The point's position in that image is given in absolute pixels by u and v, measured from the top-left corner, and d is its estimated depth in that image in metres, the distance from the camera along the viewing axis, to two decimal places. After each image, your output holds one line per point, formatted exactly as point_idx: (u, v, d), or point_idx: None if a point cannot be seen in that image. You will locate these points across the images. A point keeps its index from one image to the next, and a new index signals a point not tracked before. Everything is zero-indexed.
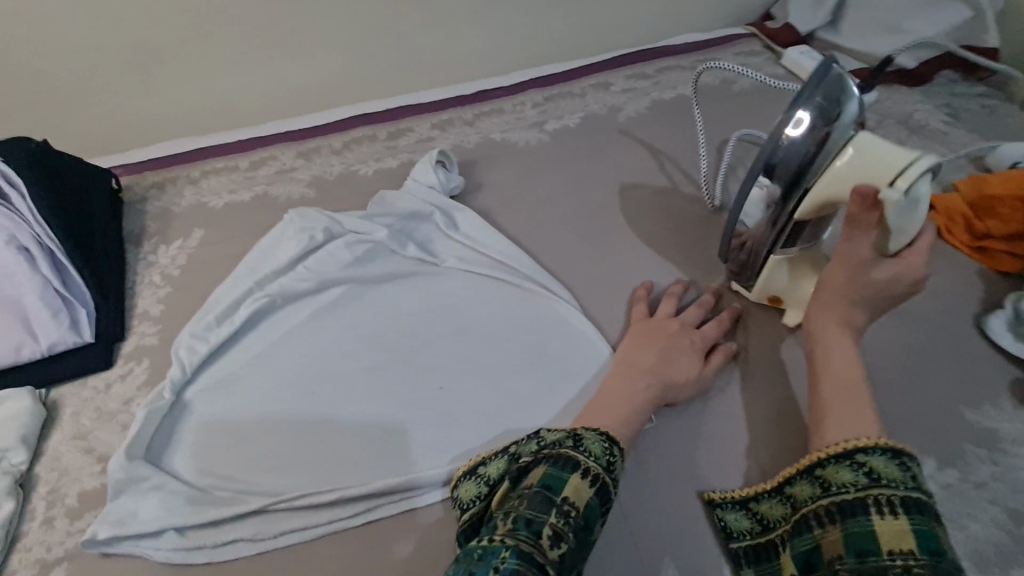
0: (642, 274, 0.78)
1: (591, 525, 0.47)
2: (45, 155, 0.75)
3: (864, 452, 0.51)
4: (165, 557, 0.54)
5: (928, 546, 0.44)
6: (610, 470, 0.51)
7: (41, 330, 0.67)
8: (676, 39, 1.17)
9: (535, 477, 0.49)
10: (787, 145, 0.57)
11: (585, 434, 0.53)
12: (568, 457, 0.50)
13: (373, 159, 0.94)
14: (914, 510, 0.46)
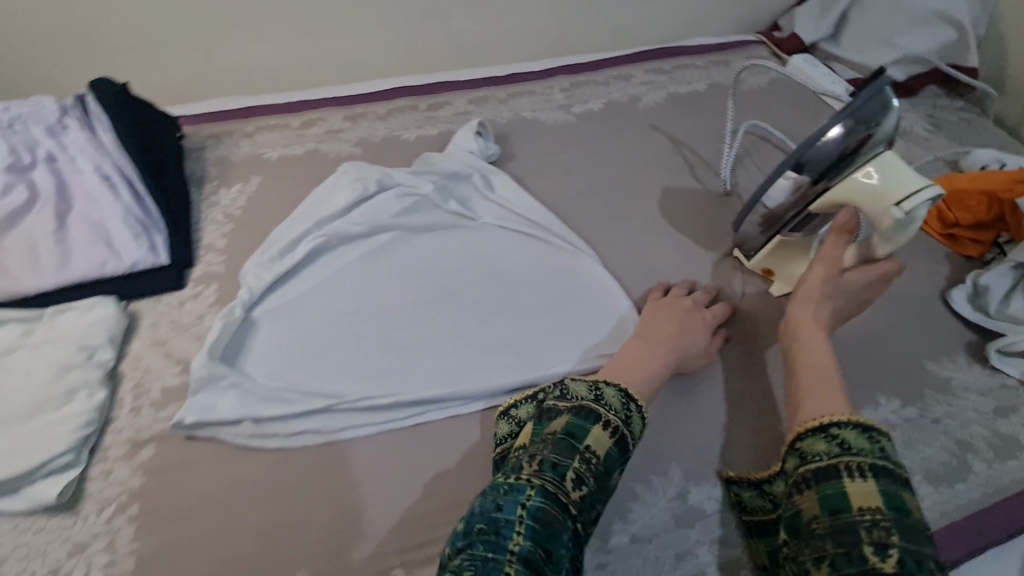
0: (657, 239, 0.87)
1: (611, 471, 0.52)
2: (125, 95, 0.81)
3: (835, 425, 0.52)
4: (244, 441, 0.63)
5: (894, 505, 0.46)
6: (628, 424, 0.55)
7: (124, 251, 0.75)
8: (693, 41, 1.28)
9: (557, 427, 0.52)
10: (820, 148, 0.66)
11: (604, 391, 0.56)
12: (587, 408, 0.54)
13: (415, 127, 1.03)
14: (881, 473, 0.48)
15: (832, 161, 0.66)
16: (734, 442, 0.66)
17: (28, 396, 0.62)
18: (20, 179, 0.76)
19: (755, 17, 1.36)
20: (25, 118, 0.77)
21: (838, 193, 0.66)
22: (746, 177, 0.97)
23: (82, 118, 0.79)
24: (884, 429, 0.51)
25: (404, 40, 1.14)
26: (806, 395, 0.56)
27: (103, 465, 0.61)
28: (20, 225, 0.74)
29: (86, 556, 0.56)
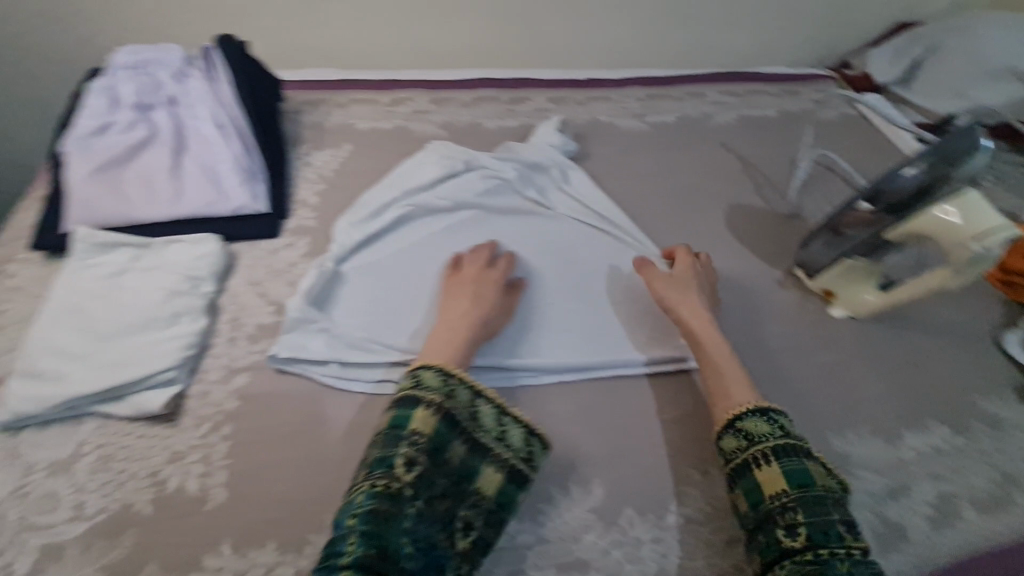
0: (723, 250, 0.90)
1: (441, 446, 0.56)
2: (246, 53, 0.88)
3: (739, 418, 0.61)
4: (330, 381, 0.67)
5: (797, 481, 0.55)
6: (451, 396, 0.58)
7: (230, 194, 0.80)
8: (766, 69, 1.30)
9: (415, 426, 0.55)
10: (893, 181, 0.71)
11: (458, 391, 0.59)
12: (448, 411, 0.57)
13: (496, 117, 1.08)
14: (784, 456, 0.57)
15: (908, 195, 0.70)
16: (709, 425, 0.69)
17: (139, 313, 0.67)
18: (144, 117, 0.83)
19: (826, 54, 1.39)
20: (159, 65, 0.87)
21: (912, 224, 0.69)
22: (811, 203, 0.99)
23: (206, 71, 0.87)
24: (778, 410, 0.61)
25: (491, 36, 1.20)
26: (723, 385, 0.65)
27: (200, 385, 0.65)
28: (139, 159, 0.80)
29: (182, 464, 0.59)
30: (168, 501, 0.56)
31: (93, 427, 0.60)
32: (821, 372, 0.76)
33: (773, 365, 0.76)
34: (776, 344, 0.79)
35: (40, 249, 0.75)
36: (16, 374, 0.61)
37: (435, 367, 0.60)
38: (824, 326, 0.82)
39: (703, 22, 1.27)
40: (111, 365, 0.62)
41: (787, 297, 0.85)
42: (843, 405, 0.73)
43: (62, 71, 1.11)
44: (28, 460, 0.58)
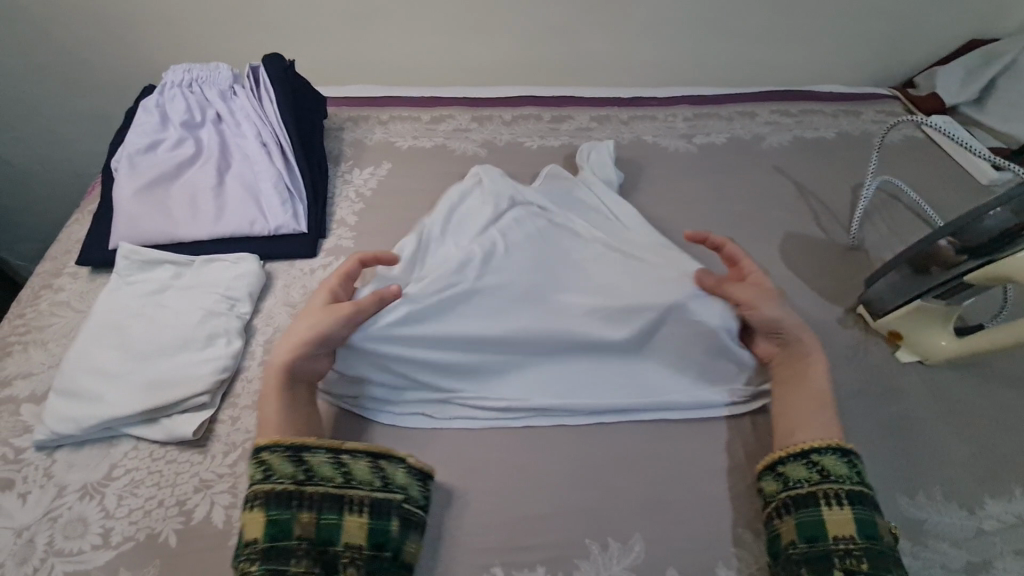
0: (778, 282, 0.84)
1: (283, 537, 0.52)
2: (291, 73, 0.89)
3: (818, 451, 0.58)
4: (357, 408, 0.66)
5: (866, 532, 0.54)
6: (268, 478, 0.54)
7: (271, 213, 0.80)
8: (823, 87, 1.22)
9: (251, 533, 0.52)
10: (985, 216, 0.64)
11: (268, 458, 0.55)
12: (273, 495, 0.53)
13: (537, 136, 1.05)
14: (858, 503, 0.55)
15: (990, 238, 0.64)
16: (749, 478, 0.63)
17: (175, 333, 0.66)
18: (190, 135, 0.84)
19: (890, 71, 1.31)
20: (205, 82, 0.88)
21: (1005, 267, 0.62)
22: (874, 234, 0.92)
23: (252, 88, 0.88)
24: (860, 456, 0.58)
25: (534, 54, 1.18)
26: (795, 420, 0.62)
27: (231, 410, 0.64)
28: (183, 177, 0.82)
29: (210, 494, 0.57)
30: (194, 533, 0.55)
31: (125, 449, 0.60)
32: (889, 423, 0.69)
33: (835, 413, 0.70)
34: (838, 389, 0.72)
35: (85, 265, 0.76)
36: (55, 393, 0.62)
37: (275, 446, 0.56)
38: (893, 370, 0.74)
39: (757, 37, 1.21)
40: (146, 387, 0.62)
41: (850, 336, 0.78)
42: (913, 463, 0.66)
43: (117, 87, 1.15)
44: (61, 481, 0.57)
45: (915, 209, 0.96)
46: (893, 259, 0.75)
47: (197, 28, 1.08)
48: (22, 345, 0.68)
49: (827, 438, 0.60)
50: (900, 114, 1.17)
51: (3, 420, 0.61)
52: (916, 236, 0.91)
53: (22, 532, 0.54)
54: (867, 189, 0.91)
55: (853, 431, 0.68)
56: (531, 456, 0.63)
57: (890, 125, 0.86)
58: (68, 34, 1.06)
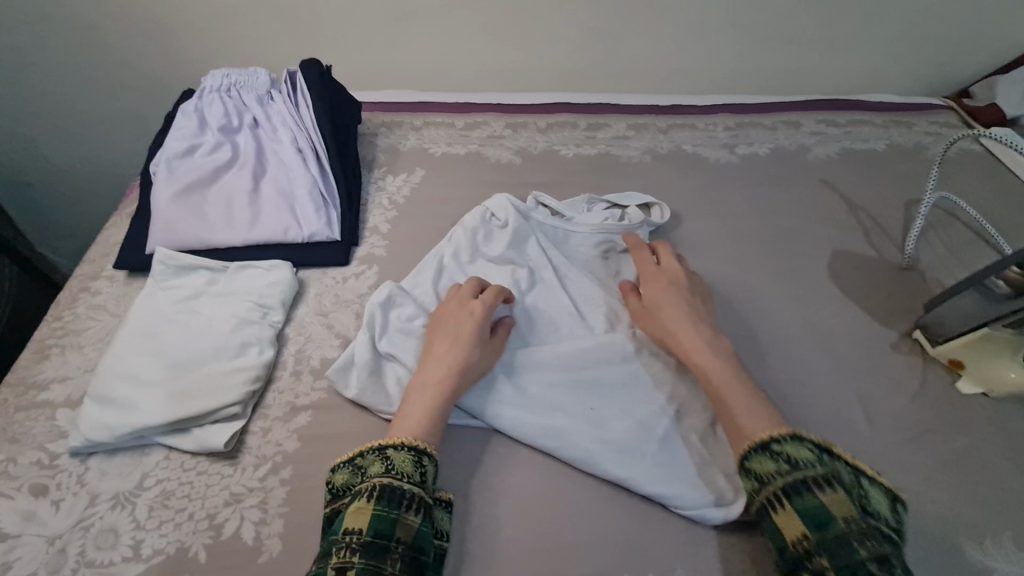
0: (825, 302, 0.80)
1: (387, 537, 0.47)
2: (328, 79, 0.89)
3: (746, 457, 0.54)
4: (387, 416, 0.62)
5: (816, 522, 0.47)
6: (390, 471, 0.51)
7: (306, 219, 0.80)
8: (872, 96, 1.17)
9: (355, 522, 0.47)
10: None
11: (392, 454, 0.52)
12: (387, 488, 0.50)
13: (573, 144, 1.02)
14: (795, 494, 0.49)
15: None
16: None
17: (209, 342, 0.66)
18: (228, 139, 0.84)
19: (944, 80, 1.25)
20: (243, 87, 0.88)
21: None
22: (930, 254, 0.86)
23: (289, 93, 0.88)
24: (781, 437, 0.53)
25: (570, 61, 1.16)
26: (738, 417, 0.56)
27: (261, 421, 0.63)
28: (220, 182, 0.82)
29: (239, 508, 0.56)
30: (223, 549, 0.54)
31: (157, 459, 0.59)
32: (949, 459, 0.65)
33: (892, 446, 0.65)
34: (893, 421, 0.68)
35: (123, 268, 0.76)
36: (90, 399, 0.61)
37: (401, 444, 0.53)
38: (954, 401, 0.70)
39: (802, 44, 1.16)
40: (180, 395, 0.61)
41: (905, 364, 0.73)
42: (978, 504, 0.61)
43: (157, 91, 1.17)
44: (94, 490, 0.57)
45: (974, 227, 0.90)
46: (958, 283, 0.70)
47: (236, 32, 1.09)
48: (59, 348, 0.68)
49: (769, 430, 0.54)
50: (956, 125, 1.11)
51: (39, 424, 0.61)
52: (976, 256, 0.86)
53: (55, 540, 0.54)
54: (923, 206, 0.86)
55: (911, 467, 0.64)
56: (567, 480, 0.60)
57: (952, 138, 0.81)
58: (111, 36, 1.08)
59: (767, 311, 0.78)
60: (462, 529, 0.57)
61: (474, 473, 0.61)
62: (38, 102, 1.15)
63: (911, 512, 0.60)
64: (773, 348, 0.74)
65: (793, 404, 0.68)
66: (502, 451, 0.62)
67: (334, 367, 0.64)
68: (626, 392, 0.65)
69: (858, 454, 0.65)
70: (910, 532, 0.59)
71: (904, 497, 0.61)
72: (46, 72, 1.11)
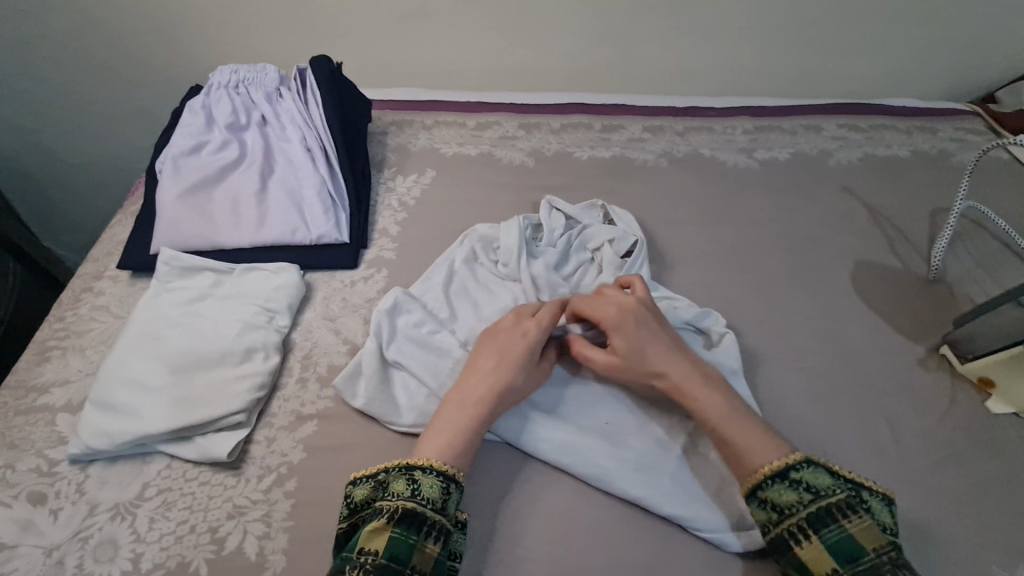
0: (848, 315, 0.77)
1: (400, 564, 0.45)
2: (339, 76, 0.87)
3: (761, 486, 0.52)
4: (397, 426, 0.60)
5: (846, 556, 0.46)
6: (414, 494, 0.49)
7: (313, 221, 0.78)
8: (895, 101, 1.14)
9: (372, 543, 0.46)
10: None
11: (421, 476, 0.50)
12: (409, 513, 0.48)
13: (588, 146, 1.00)
14: (822, 526, 0.48)
15: None
16: None
17: (214, 347, 0.64)
18: (235, 137, 0.82)
19: (969, 85, 1.21)
20: (252, 84, 0.86)
21: None
22: (957, 266, 0.84)
23: (298, 90, 0.86)
24: (801, 463, 0.51)
25: (585, 60, 1.14)
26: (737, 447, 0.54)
27: (266, 430, 0.61)
28: (227, 181, 0.80)
29: (243, 521, 0.54)
30: (225, 565, 0.52)
31: (158, 468, 0.58)
32: (979, 483, 0.62)
33: (919, 468, 0.63)
34: (920, 441, 0.65)
35: (127, 268, 0.74)
36: (91, 404, 0.60)
37: (430, 468, 0.51)
38: (983, 421, 0.67)
39: (824, 45, 1.13)
40: (183, 402, 0.59)
41: (932, 381, 0.71)
42: (1010, 531, 0.59)
43: (166, 86, 1.15)
44: (93, 499, 0.55)
45: (1003, 238, 0.87)
46: (997, 296, 0.69)
47: (245, 27, 1.07)
48: (60, 350, 0.66)
49: (772, 459, 0.53)
50: (982, 132, 1.07)
51: (38, 430, 0.60)
52: (1005, 269, 0.83)
53: (53, 552, 0.52)
54: (951, 216, 0.83)
55: (939, 490, 0.61)
56: (582, 498, 0.58)
57: (984, 147, 0.78)
58: (118, 28, 1.06)
59: (789, 323, 0.76)
60: (472, 547, 0.55)
61: (485, 489, 0.58)
62: (45, 95, 1.14)
63: (939, 538, 0.58)
64: (795, 362, 0.72)
65: (815, 421, 0.66)
66: (514, 466, 0.60)
67: (341, 377, 0.62)
68: (640, 407, 0.62)
69: (882, 475, 0.62)
70: (939, 560, 0.56)
71: (932, 522, 0.59)
72: (50, 63, 1.09)
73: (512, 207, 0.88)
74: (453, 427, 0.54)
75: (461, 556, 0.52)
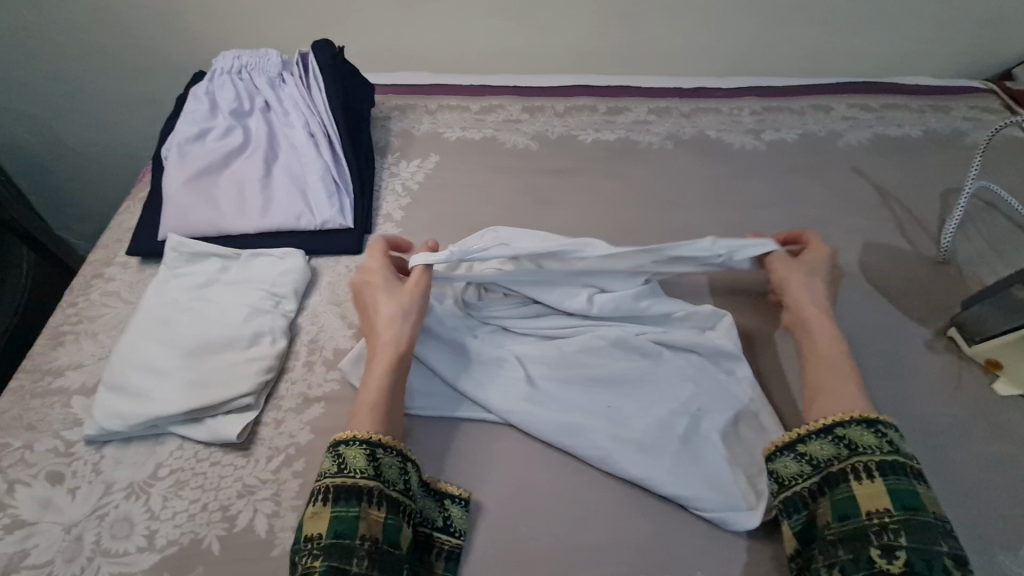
0: (855, 297, 0.77)
1: (347, 541, 0.47)
2: (340, 60, 0.86)
3: (842, 425, 0.53)
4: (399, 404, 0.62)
5: (904, 503, 0.48)
6: (341, 470, 0.50)
7: (318, 207, 0.78)
8: (908, 79, 1.11)
9: (314, 528, 0.48)
10: None
11: (345, 451, 0.51)
12: (340, 489, 0.49)
13: (592, 129, 0.99)
14: (891, 473, 0.49)
15: None
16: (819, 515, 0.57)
17: (220, 330, 0.65)
18: (239, 123, 0.83)
19: (984, 61, 1.18)
20: (255, 70, 0.86)
21: None
22: (968, 248, 0.82)
23: (300, 76, 0.86)
24: (891, 423, 0.52)
25: (590, 40, 1.12)
26: (821, 395, 0.57)
27: (275, 412, 0.62)
28: (231, 167, 0.80)
29: (253, 500, 0.56)
30: (236, 541, 0.53)
31: (171, 448, 0.59)
32: (982, 464, 0.62)
33: (923, 449, 0.63)
34: (925, 422, 0.65)
35: (136, 255, 0.75)
36: (105, 387, 0.61)
37: (353, 439, 0.52)
38: (991, 402, 0.67)
39: (836, 21, 1.10)
40: (192, 385, 0.61)
41: (939, 363, 0.70)
42: (1012, 511, 0.59)
43: (170, 73, 1.15)
44: (108, 478, 0.57)
45: (1015, 218, 0.86)
46: (1006, 277, 0.68)
47: (247, 13, 1.06)
48: (73, 335, 0.68)
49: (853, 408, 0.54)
50: (997, 109, 1.05)
51: (55, 412, 0.61)
52: (1017, 250, 0.82)
53: (71, 529, 0.54)
54: (962, 196, 0.81)
55: (944, 471, 0.61)
56: (583, 478, 0.59)
57: (999, 125, 0.77)
58: (122, 15, 1.06)
59: None
60: (476, 525, 0.56)
61: (490, 470, 0.59)
62: (50, 84, 1.14)
63: None
64: None
65: None
66: (518, 445, 0.61)
67: (347, 360, 0.64)
68: (643, 390, 0.63)
69: None
70: None
71: (932, 500, 0.59)
72: (52, 49, 1.09)
73: (516, 191, 0.88)
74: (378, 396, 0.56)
75: (459, 528, 0.55)
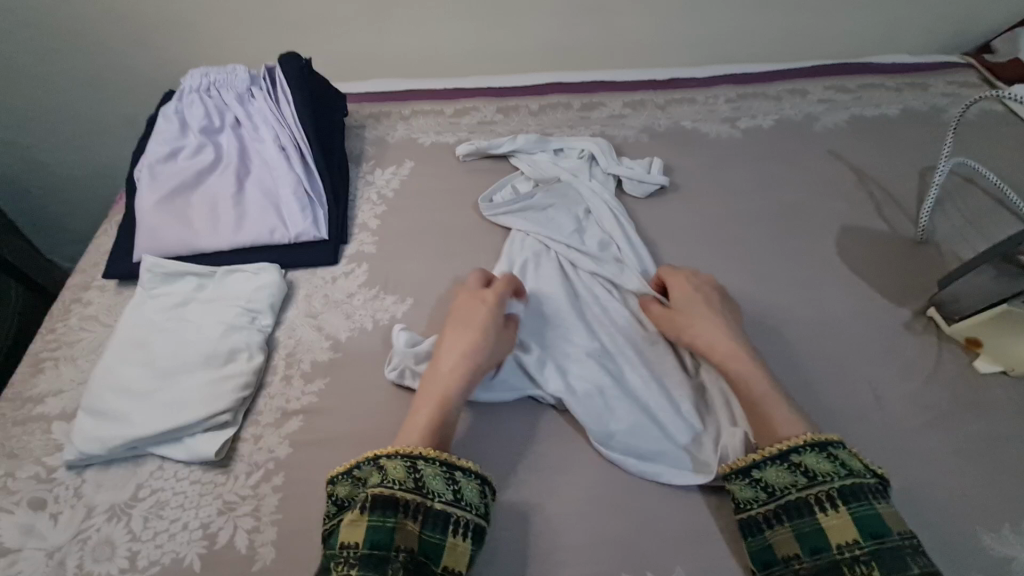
0: (834, 282, 0.76)
1: (382, 554, 0.47)
2: (309, 73, 0.87)
3: (797, 452, 0.53)
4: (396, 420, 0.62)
5: (872, 531, 0.48)
6: (386, 481, 0.51)
7: (291, 220, 0.78)
8: (885, 57, 1.10)
9: (349, 537, 0.48)
10: None
11: (386, 463, 0.52)
12: (379, 499, 0.50)
13: (567, 126, 0.99)
14: (852, 499, 0.50)
15: None
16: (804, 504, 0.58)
17: (197, 348, 0.65)
18: (210, 141, 0.83)
19: (964, 35, 1.17)
20: (224, 86, 0.87)
21: None
22: (946, 226, 0.82)
23: (268, 90, 0.87)
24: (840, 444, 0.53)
25: (563, 37, 1.12)
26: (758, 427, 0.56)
27: (253, 428, 0.62)
28: (204, 185, 0.81)
29: (233, 517, 0.56)
30: (217, 558, 0.54)
31: (151, 469, 0.60)
32: (964, 444, 0.62)
33: (906, 432, 0.62)
34: (906, 405, 0.65)
35: (113, 277, 0.76)
36: (83, 412, 0.62)
37: (394, 452, 0.53)
38: (972, 382, 0.66)
39: (808, 7, 1.10)
40: (167, 406, 0.61)
41: (919, 345, 0.70)
42: (995, 490, 0.58)
43: (147, 94, 1.16)
44: (90, 502, 0.57)
45: (995, 194, 0.85)
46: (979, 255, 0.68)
47: (219, 28, 1.07)
48: (53, 361, 0.68)
49: (800, 433, 0.54)
50: (976, 84, 1.04)
51: (36, 438, 0.62)
52: (996, 225, 0.81)
53: (54, 554, 0.54)
54: (938, 175, 0.81)
55: (925, 454, 0.61)
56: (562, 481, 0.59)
57: (969, 102, 0.76)
58: (94, 36, 1.06)
59: (773, 294, 0.75)
60: None
61: None
62: (30, 111, 1.15)
63: (926, 502, 0.58)
64: (779, 332, 0.71)
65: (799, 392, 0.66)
66: (495, 450, 0.61)
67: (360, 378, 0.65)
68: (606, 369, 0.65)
69: (868, 439, 0.62)
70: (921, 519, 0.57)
71: (915, 482, 0.59)
72: (29, 76, 1.10)
73: None
74: (440, 406, 0.57)
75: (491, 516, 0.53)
